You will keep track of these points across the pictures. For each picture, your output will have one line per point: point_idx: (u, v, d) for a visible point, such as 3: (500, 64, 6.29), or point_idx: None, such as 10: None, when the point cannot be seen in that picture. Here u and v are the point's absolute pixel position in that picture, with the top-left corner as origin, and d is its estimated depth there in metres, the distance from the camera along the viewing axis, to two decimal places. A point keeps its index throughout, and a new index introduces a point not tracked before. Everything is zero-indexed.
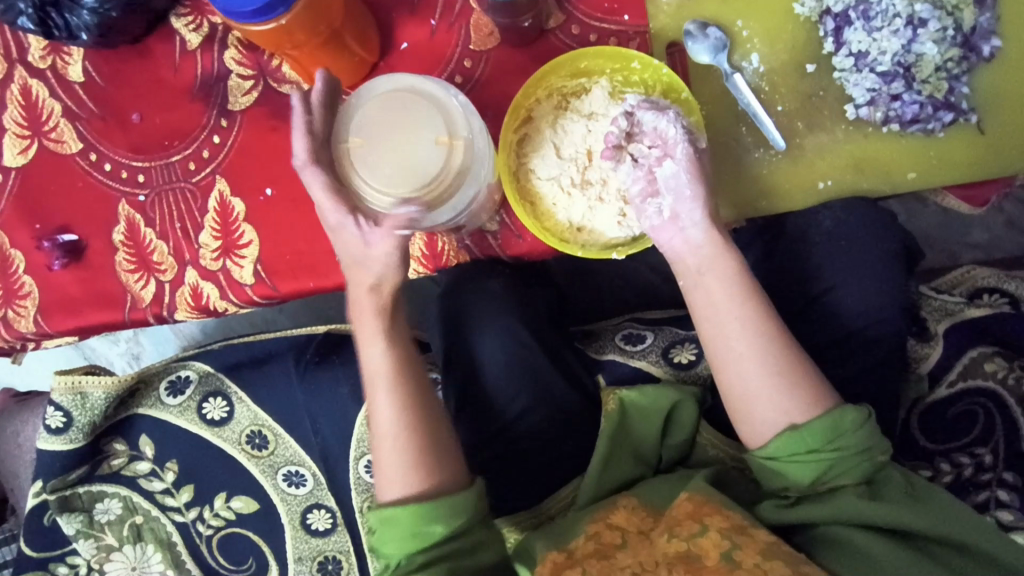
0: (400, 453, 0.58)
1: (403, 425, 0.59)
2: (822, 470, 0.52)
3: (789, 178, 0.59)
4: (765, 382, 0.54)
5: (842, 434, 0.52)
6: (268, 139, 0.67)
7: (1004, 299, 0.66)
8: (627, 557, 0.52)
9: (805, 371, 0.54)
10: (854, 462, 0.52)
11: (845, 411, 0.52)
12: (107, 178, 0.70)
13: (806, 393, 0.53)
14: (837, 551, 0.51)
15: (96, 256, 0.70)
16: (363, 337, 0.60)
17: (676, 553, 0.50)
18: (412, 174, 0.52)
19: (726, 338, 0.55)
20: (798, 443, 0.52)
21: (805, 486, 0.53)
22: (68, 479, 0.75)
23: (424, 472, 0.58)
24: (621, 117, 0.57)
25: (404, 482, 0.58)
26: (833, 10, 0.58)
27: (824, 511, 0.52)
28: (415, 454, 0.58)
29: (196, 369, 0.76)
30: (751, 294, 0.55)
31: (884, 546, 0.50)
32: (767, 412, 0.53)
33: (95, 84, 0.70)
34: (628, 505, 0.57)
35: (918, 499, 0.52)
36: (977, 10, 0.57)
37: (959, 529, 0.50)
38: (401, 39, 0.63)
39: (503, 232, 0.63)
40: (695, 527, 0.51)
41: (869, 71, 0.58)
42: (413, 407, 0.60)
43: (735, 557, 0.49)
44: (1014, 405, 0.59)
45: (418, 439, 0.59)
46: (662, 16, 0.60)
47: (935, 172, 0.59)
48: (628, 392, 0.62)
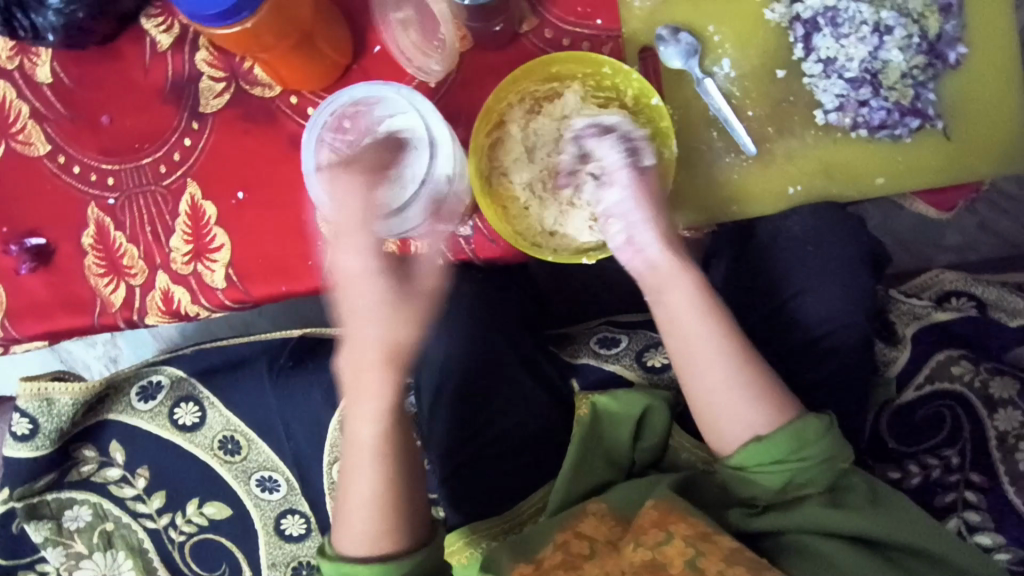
0: (365, 519, 0.57)
1: (372, 499, 0.57)
2: (788, 479, 0.52)
3: (759, 183, 0.60)
4: (727, 394, 0.54)
5: (807, 445, 0.52)
6: (241, 142, 0.67)
7: (971, 303, 0.67)
8: (595, 567, 0.52)
9: (767, 381, 0.54)
10: (819, 470, 0.52)
11: (806, 422, 0.52)
12: (77, 180, 0.69)
13: (769, 403, 0.54)
14: (801, 557, 0.52)
15: (65, 260, 0.69)
16: (355, 410, 0.56)
17: (642, 562, 0.51)
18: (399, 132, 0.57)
19: (694, 349, 0.55)
20: (763, 454, 0.52)
21: (773, 494, 0.53)
22: (36, 486, 0.73)
23: (389, 534, 0.57)
24: (569, 143, 0.59)
25: (369, 543, 0.56)
26: (802, 16, 0.59)
27: (790, 518, 0.53)
28: (384, 519, 0.57)
29: (168, 374, 0.75)
30: (714, 308, 0.55)
31: (847, 551, 0.51)
32: (730, 421, 0.54)
33: (64, 86, 0.69)
34: (597, 512, 0.57)
35: (882, 507, 0.52)
36: (943, 18, 0.58)
37: (919, 537, 0.51)
38: (374, 42, 0.63)
39: (476, 237, 0.63)
40: (661, 536, 0.51)
41: (837, 77, 0.58)
42: (388, 480, 0.57)
43: (698, 564, 0.50)
44: (981, 406, 0.60)
45: (390, 509, 0.57)
46: (634, 20, 0.60)
47: (902, 177, 0.59)
48: (603, 398, 0.62)
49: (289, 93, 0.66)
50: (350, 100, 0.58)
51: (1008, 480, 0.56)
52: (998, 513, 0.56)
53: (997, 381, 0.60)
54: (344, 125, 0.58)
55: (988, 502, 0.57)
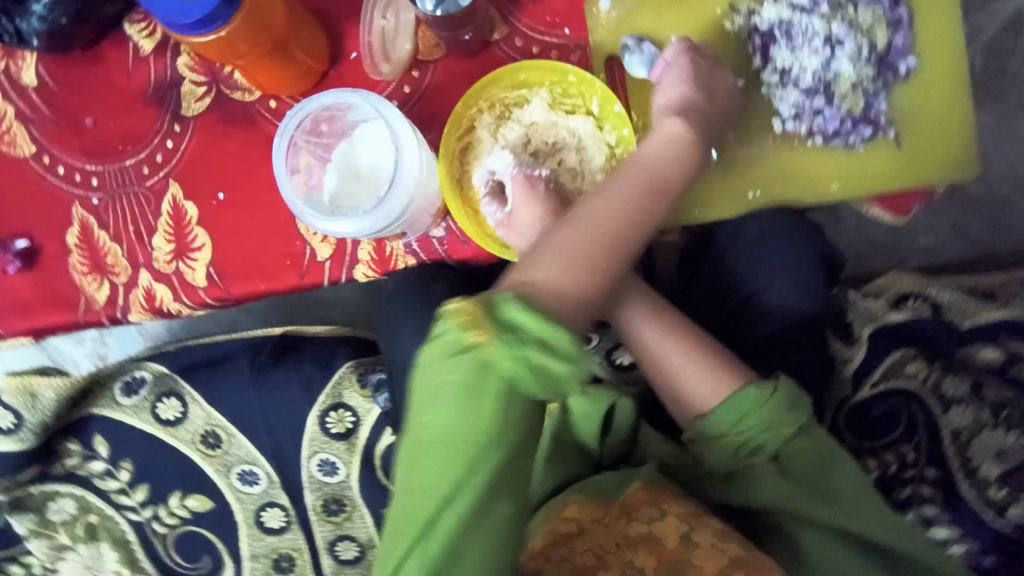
0: (580, 246, 0.48)
1: (580, 245, 0.48)
2: (735, 449, 0.55)
3: (722, 188, 0.62)
4: (682, 376, 0.57)
5: (746, 416, 0.54)
6: (221, 145, 0.69)
7: (926, 304, 0.70)
8: (585, 543, 0.55)
9: (713, 356, 0.58)
10: (763, 439, 0.54)
11: (747, 393, 0.54)
12: (61, 181, 0.71)
13: (714, 381, 0.57)
14: (779, 540, 0.55)
15: (50, 258, 0.71)
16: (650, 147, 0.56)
17: (639, 535, 0.55)
18: (373, 138, 0.60)
19: (634, 336, 0.59)
20: (706, 429, 0.55)
21: (725, 464, 0.56)
22: (20, 479, 0.75)
23: (578, 279, 0.47)
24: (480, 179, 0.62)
25: (571, 253, 0.48)
26: (760, 27, 0.61)
27: (753, 499, 0.55)
28: (591, 262, 0.48)
29: (151, 370, 0.77)
30: (643, 298, 0.60)
31: (813, 531, 0.53)
32: (685, 399, 0.57)
33: (49, 89, 0.71)
34: (577, 500, 0.59)
35: (833, 481, 0.54)
36: (891, 31, 0.61)
37: (876, 524, 0.52)
38: (350, 50, 0.66)
39: (449, 239, 0.66)
40: (654, 512, 0.56)
41: (793, 86, 0.60)
42: (604, 244, 0.49)
43: (693, 538, 0.53)
44: (932, 401, 0.62)
45: (603, 272, 0.48)
46: (601, 30, 0.63)
47: (858, 183, 0.61)
48: (571, 399, 0.61)
49: (268, 97, 0.68)
50: (319, 105, 0.59)
51: (961, 475, 0.58)
52: (955, 507, 0.58)
53: (949, 379, 0.62)
54: (320, 128, 0.60)
55: (943, 496, 0.58)
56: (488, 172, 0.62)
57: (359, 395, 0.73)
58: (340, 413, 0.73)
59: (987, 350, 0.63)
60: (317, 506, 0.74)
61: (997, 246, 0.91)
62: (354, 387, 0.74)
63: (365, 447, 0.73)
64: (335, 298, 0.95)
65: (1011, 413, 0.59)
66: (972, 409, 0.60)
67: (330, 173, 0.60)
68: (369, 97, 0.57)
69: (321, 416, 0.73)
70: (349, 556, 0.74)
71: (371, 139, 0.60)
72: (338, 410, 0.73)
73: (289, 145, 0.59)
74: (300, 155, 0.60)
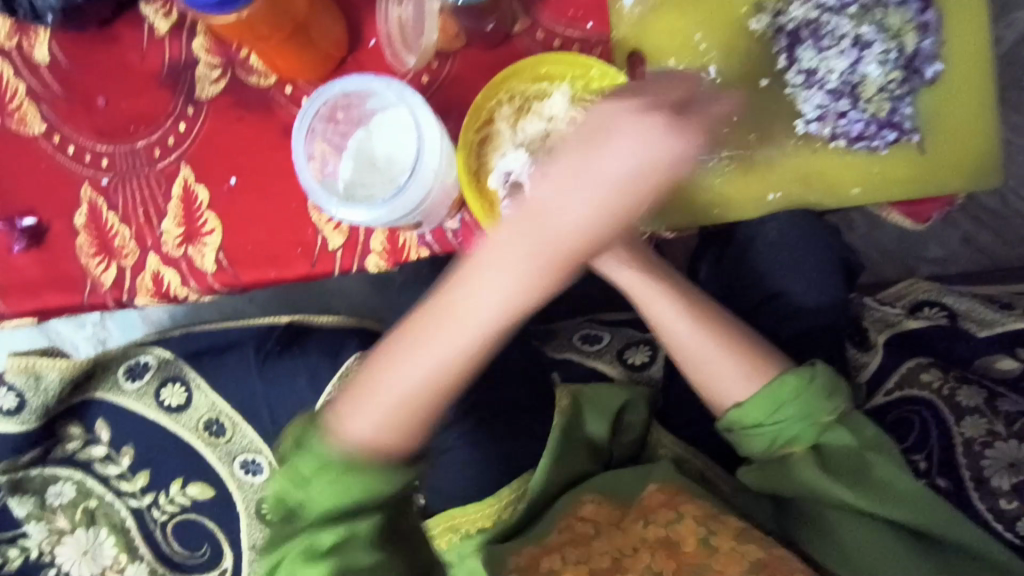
0: (385, 401, 0.52)
1: (410, 395, 0.52)
2: (770, 440, 0.55)
3: (741, 190, 0.61)
4: (718, 366, 0.57)
5: (782, 404, 0.55)
6: (235, 129, 0.68)
7: (943, 312, 0.69)
8: (603, 543, 0.57)
9: (746, 341, 0.58)
10: (799, 429, 0.55)
11: (784, 379, 0.55)
12: (71, 160, 0.70)
13: (745, 367, 0.57)
14: (810, 525, 0.56)
15: (57, 238, 0.70)
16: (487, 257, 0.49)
17: (657, 538, 0.55)
18: (393, 127, 0.59)
19: (664, 327, 0.59)
20: (743, 417, 0.55)
21: (761, 454, 0.56)
22: (21, 460, 0.74)
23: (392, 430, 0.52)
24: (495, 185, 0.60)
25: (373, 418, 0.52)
26: (786, 27, 0.60)
27: (789, 487, 0.56)
28: (392, 418, 0.52)
29: (155, 355, 0.76)
30: (667, 288, 0.59)
31: (845, 518, 0.55)
32: (719, 388, 0.57)
33: (62, 66, 0.70)
34: (593, 499, 0.60)
35: (868, 468, 0.55)
36: (921, 34, 0.59)
37: (913, 510, 0.53)
38: (369, 36, 0.65)
39: (464, 231, 0.66)
40: (671, 515, 0.56)
41: (818, 88, 0.59)
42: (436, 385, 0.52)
43: (711, 542, 0.54)
44: (949, 413, 0.61)
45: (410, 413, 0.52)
46: (624, 25, 0.62)
47: (878, 188, 0.61)
48: (579, 393, 0.65)
49: (284, 82, 0.67)
50: (339, 93, 0.58)
51: (972, 486, 0.58)
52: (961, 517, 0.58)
53: (965, 390, 0.62)
54: (336, 116, 0.60)
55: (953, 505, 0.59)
56: (506, 172, 0.59)
57: None
58: None
59: (1006, 359, 0.63)
60: None
61: (1007, 258, 0.91)
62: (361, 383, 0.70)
63: None
64: (341, 289, 0.95)
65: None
66: (986, 420, 0.59)
67: (348, 159, 0.60)
68: (393, 85, 0.57)
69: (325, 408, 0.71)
70: None
71: (390, 128, 0.59)
72: None
73: (306, 129, 0.58)
74: (314, 141, 0.59)
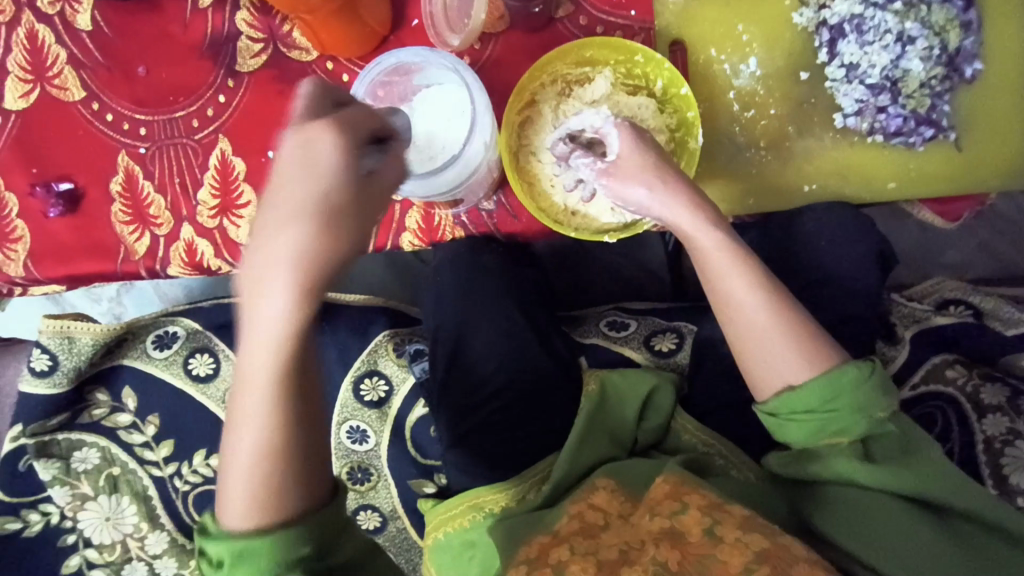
0: (248, 470, 0.43)
1: (252, 482, 0.43)
2: (817, 428, 0.51)
3: (776, 179, 0.63)
4: (779, 350, 0.52)
5: (838, 396, 0.50)
6: (275, 103, 0.69)
7: (968, 311, 0.70)
8: (611, 536, 0.52)
9: (813, 332, 0.53)
10: (853, 421, 0.50)
11: (844, 371, 0.50)
12: (109, 128, 0.70)
13: (808, 358, 0.51)
14: (842, 513, 0.51)
15: (91, 204, 0.71)
16: (251, 286, 0.40)
17: (660, 530, 0.50)
18: (449, 101, 0.59)
19: (729, 295, 0.54)
20: (796, 403, 0.51)
21: (801, 442, 0.52)
22: (49, 424, 0.75)
23: (267, 508, 0.43)
24: (559, 144, 0.60)
25: (246, 508, 0.43)
26: (829, 21, 0.61)
27: (819, 472, 0.52)
28: (261, 492, 0.43)
29: (184, 326, 0.77)
30: (743, 258, 0.53)
31: (880, 503, 0.50)
32: (766, 373, 0.52)
33: (103, 35, 0.70)
34: (607, 488, 0.58)
35: (910, 457, 0.50)
36: (963, 33, 0.60)
37: (956, 493, 0.49)
38: (412, 16, 0.66)
39: (499, 213, 0.71)
40: (677, 505, 0.52)
41: (858, 82, 0.60)
42: (280, 460, 0.43)
43: (716, 532, 0.49)
44: (970, 409, 0.62)
45: (280, 474, 0.43)
46: (668, 14, 0.63)
47: (913, 184, 0.62)
48: (607, 376, 0.66)
49: (326, 58, 0.68)
50: (395, 63, 0.59)
51: (991, 481, 0.59)
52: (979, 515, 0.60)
53: (988, 388, 0.63)
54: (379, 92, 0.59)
55: None
56: (575, 129, 0.60)
57: (394, 363, 0.74)
58: (373, 380, 0.74)
59: None
60: (342, 474, 0.74)
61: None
62: (390, 355, 0.75)
63: (396, 417, 0.73)
64: None
65: None
66: (1007, 417, 0.61)
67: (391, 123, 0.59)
68: (459, 67, 0.58)
69: (355, 383, 0.74)
70: (372, 525, 0.74)
71: (443, 102, 0.59)
72: (372, 377, 0.74)
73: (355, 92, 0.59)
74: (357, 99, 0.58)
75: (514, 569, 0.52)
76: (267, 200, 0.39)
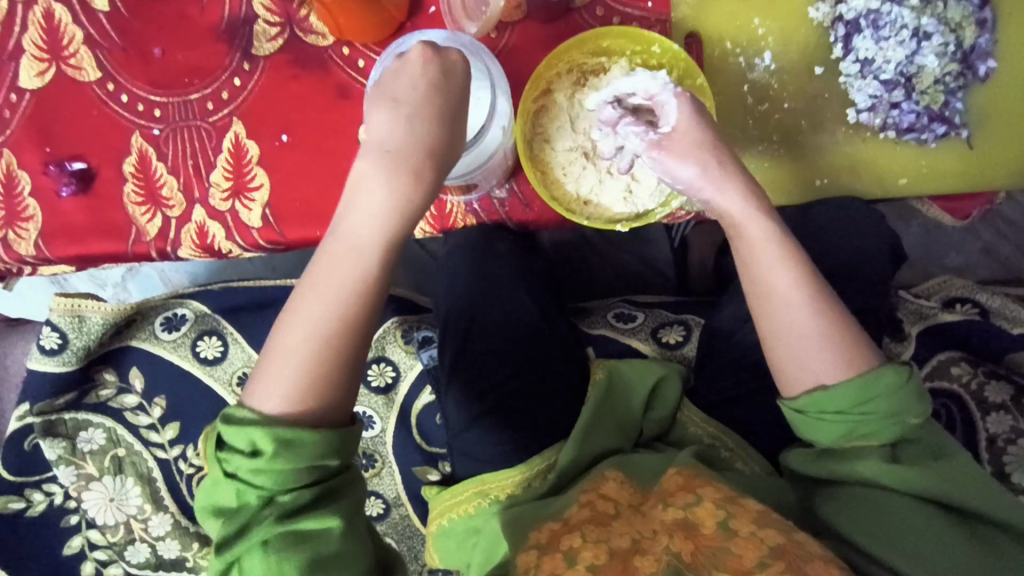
0: (305, 346, 0.47)
1: (310, 342, 0.48)
2: (848, 429, 0.50)
3: (789, 172, 0.63)
4: (810, 346, 0.51)
5: (872, 399, 0.49)
6: (290, 87, 0.69)
7: (974, 310, 0.70)
8: (623, 525, 0.52)
9: (850, 333, 0.52)
10: (883, 424, 0.49)
11: (881, 375, 0.49)
12: (123, 109, 0.71)
13: (842, 353, 0.51)
14: (863, 512, 0.50)
15: (104, 184, 0.71)
16: (365, 173, 0.50)
17: (674, 521, 0.51)
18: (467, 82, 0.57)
19: (774, 288, 0.53)
20: (826, 403, 0.50)
21: (829, 442, 0.51)
22: (56, 403, 0.76)
23: (312, 389, 0.47)
24: (608, 108, 0.58)
25: (293, 384, 0.47)
26: (845, 16, 0.61)
27: (842, 471, 0.51)
28: (314, 369, 0.47)
29: (193, 309, 0.77)
30: (791, 251, 0.53)
31: (908, 507, 0.49)
32: (799, 368, 0.51)
33: (120, 16, 0.71)
34: (617, 479, 0.58)
35: (940, 463, 0.50)
36: (977, 30, 0.61)
37: (977, 496, 0.49)
38: (430, 3, 0.66)
39: (511, 200, 0.69)
40: (690, 498, 0.52)
41: (872, 78, 0.61)
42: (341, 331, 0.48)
43: (730, 526, 0.49)
44: (973, 406, 0.64)
45: (334, 358, 0.48)
46: (684, 7, 0.63)
47: (924, 181, 0.62)
48: (616, 366, 0.66)
49: (342, 44, 0.68)
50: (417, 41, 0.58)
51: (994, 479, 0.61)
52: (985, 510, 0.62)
53: (992, 385, 0.64)
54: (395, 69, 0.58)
55: None
56: (628, 94, 0.58)
57: (402, 350, 0.75)
58: (380, 367, 0.75)
59: None
60: None
61: None
62: (398, 342, 0.75)
63: (402, 404, 0.74)
64: None
65: None
66: (1010, 415, 0.62)
67: None
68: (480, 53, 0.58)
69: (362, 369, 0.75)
70: (375, 512, 0.74)
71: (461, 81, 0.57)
72: (379, 363, 0.74)
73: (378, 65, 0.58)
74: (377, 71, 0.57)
75: (524, 555, 0.53)
76: (390, 109, 0.51)
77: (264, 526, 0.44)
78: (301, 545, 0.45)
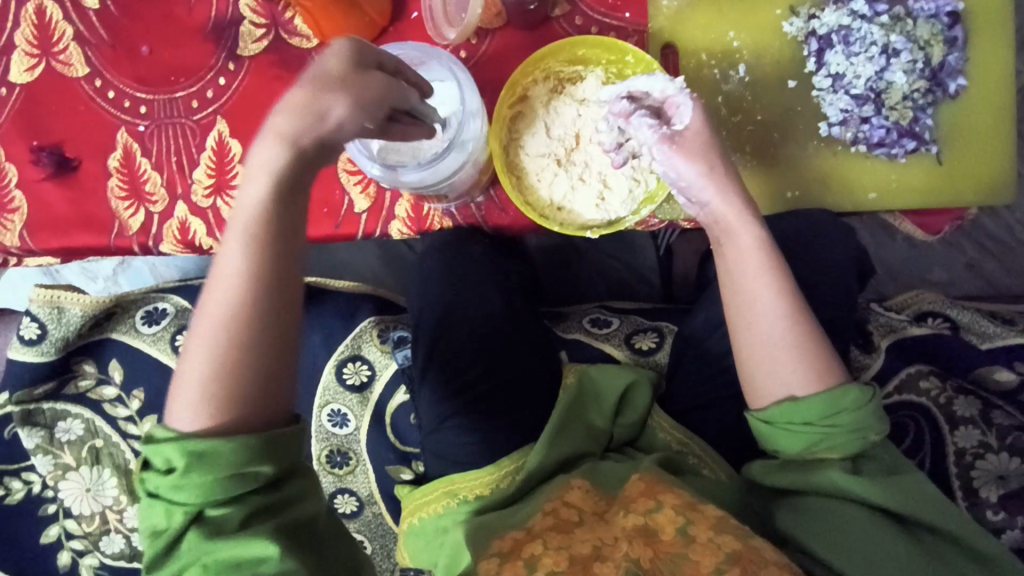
0: (205, 359, 0.47)
1: (215, 344, 0.47)
2: (812, 440, 0.51)
3: (762, 184, 0.64)
4: (787, 360, 0.52)
5: (839, 411, 0.50)
6: (273, 87, 0.70)
7: (946, 324, 0.71)
8: (585, 532, 0.53)
9: (825, 350, 0.52)
10: (846, 439, 0.50)
11: (847, 390, 0.50)
12: (110, 105, 0.72)
13: (817, 369, 0.51)
14: (822, 523, 0.50)
15: (88, 178, 0.72)
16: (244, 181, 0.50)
17: (634, 527, 0.51)
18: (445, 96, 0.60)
19: (755, 297, 0.53)
20: (794, 414, 0.50)
21: (794, 454, 0.52)
22: (35, 392, 0.77)
23: (219, 400, 0.46)
24: (624, 102, 0.58)
25: (200, 400, 0.46)
26: (818, 31, 0.62)
27: (806, 482, 0.51)
28: (218, 378, 0.47)
29: (174, 303, 0.78)
30: (775, 263, 0.54)
31: (863, 516, 0.49)
32: (772, 382, 0.52)
33: (110, 14, 0.72)
34: (581, 487, 0.58)
35: (898, 478, 0.50)
36: (948, 48, 0.62)
37: (936, 512, 0.49)
38: (411, 8, 0.66)
39: (488, 205, 0.68)
40: (651, 504, 0.52)
41: (844, 92, 0.62)
42: (243, 323, 0.48)
43: (689, 532, 0.49)
44: (942, 420, 0.64)
45: (237, 365, 0.47)
46: (661, 18, 0.64)
47: (894, 195, 0.63)
48: (588, 371, 0.66)
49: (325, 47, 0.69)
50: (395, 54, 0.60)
51: (961, 494, 0.61)
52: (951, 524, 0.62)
53: (960, 400, 0.65)
54: None
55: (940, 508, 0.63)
56: (646, 92, 0.58)
57: (378, 349, 0.76)
58: (356, 365, 0.76)
59: (1004, 371, 0.66)
60: (322, 457, 0.75)
61: (1009, 286, 0.90)
62: (375, 341, 0.76)
63: (377, 403, 0.74)
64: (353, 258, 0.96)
65: (1017, 438, 0.61)
66: (979, 430, 0.62)
67: None
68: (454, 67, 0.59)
69: (338, 367, 0.76)
70: (348, 510, 0.75)
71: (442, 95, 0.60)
72: (355, 361, 0.76)
73: None
74: None
75: (485, 562, 0.52)
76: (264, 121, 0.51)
77: (191, 541, 0.45)
78: (230, 554, 0.45)
